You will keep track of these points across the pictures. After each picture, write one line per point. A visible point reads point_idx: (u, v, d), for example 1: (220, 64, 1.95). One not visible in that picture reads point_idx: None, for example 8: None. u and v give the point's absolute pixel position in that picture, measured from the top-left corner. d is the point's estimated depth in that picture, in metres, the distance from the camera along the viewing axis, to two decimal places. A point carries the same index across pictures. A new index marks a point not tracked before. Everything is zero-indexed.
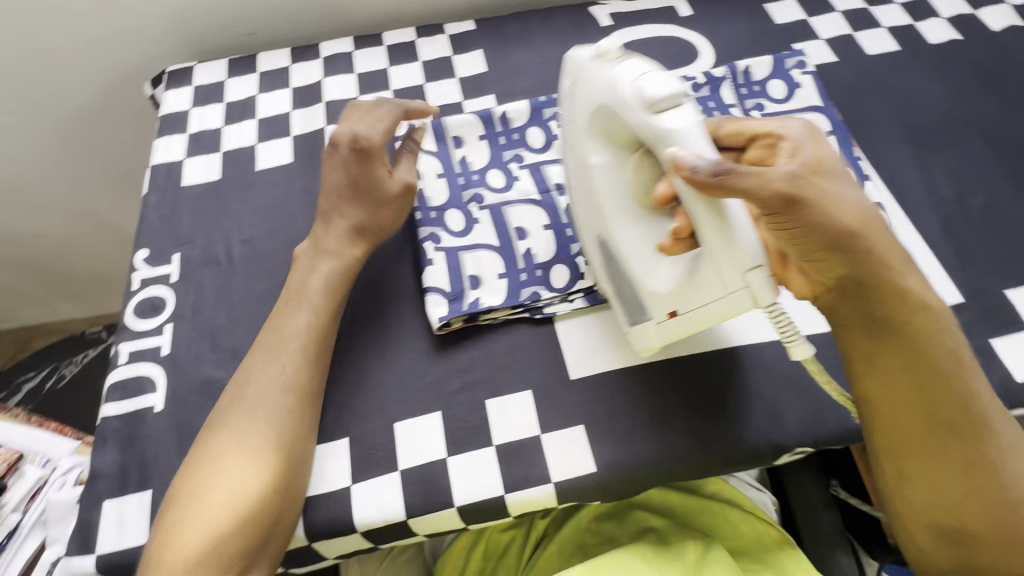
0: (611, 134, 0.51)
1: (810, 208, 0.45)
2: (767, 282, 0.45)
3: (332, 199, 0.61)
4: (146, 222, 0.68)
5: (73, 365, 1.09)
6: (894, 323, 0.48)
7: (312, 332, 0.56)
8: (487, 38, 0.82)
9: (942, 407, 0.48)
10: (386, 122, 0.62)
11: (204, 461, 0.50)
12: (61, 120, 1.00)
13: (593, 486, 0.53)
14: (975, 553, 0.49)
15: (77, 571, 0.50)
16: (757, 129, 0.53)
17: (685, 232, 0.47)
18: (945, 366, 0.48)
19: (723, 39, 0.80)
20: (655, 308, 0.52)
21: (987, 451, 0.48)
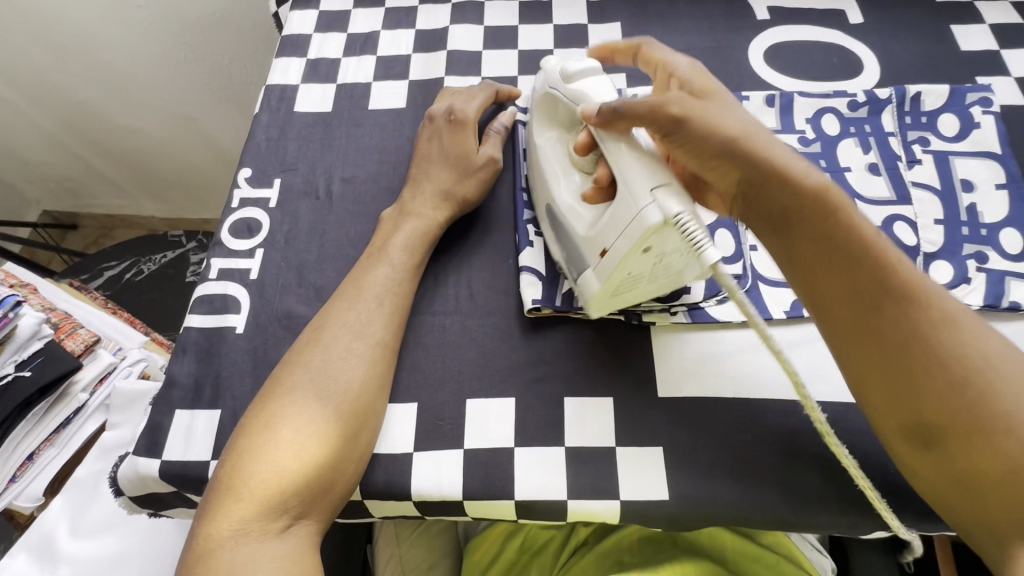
0: (557, 117, 0.59)
1: (693, 124, 0.48)
2: (674, 197, 0.44)
3: (425, 165, 0.62)
4: (253, 141, 0.68)
5: (152, 263, 1.13)
6: (796, 202, 0.46)
7: (392, 284, 0.55)
8: (628, 11, 0.76)
9: (857, 280, 0.44)
10: (481, 100, 0.64)
11: (276, 397, 0.49)
12: (181, 23, 1.01)
13: (661, 514, 0.49)
14: (960, 460, 0.40)
15: (142, 471, 0.51)
16: (659, 59, 0.56)
17: (605, 178, 0.51)
18: (848, 241, 0.45)
19: (893, 58, 0.71)
20: (591, 253, 0.51)
21: (924, 322, 0.42)
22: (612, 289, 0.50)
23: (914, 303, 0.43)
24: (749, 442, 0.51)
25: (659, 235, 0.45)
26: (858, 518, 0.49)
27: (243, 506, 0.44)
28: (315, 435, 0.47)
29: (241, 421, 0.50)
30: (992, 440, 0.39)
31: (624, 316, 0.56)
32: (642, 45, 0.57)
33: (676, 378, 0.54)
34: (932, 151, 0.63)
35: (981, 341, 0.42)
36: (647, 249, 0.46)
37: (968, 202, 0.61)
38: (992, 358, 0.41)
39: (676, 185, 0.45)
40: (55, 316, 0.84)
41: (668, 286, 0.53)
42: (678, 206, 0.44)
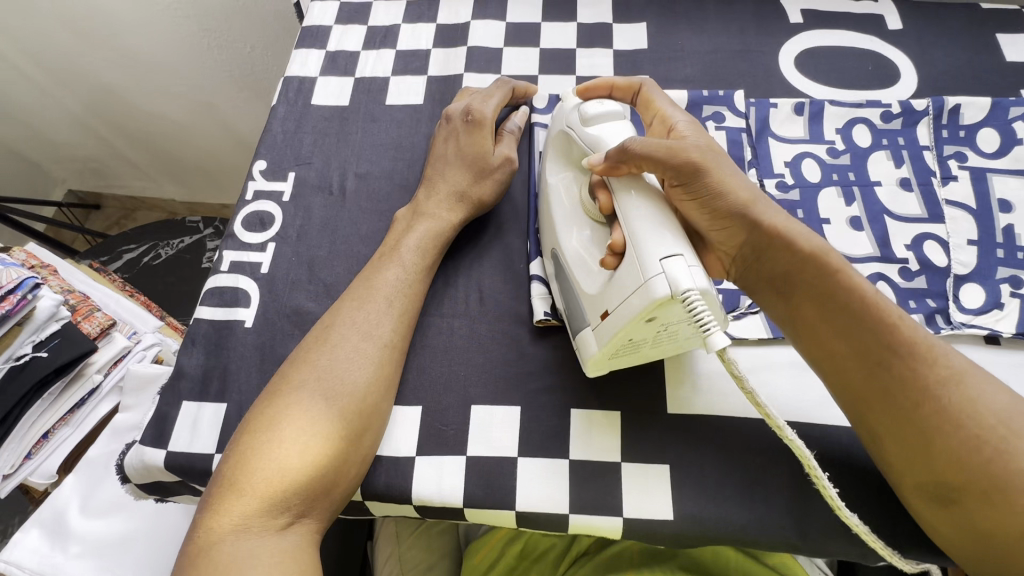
0: (571, 157, 0.57)
1: (705, 184, 0.48)
2: (686, 269, 0.42)
3: (439, 167, 0.60)
4: (270, 133, 0.67)
5: (169, 247, 1.14)
6: (801, 266, 0.47)
7: (403, 286, 0.54)
8: (655, 11, 0.74)
9: (862, 341, 0.44)
10: (498, 100, 0.63)
11: (282, 397, 0.49)
12: (204, 9, 1.00)
13: (664, 533, 0.48)
14: (980, 519, 0.40)
15: (148, 461, 0.52)
16: (658, 108, 0.57)
17: (619, 246, 0.46)
18: (853, 304, 0.45)
19: (932, 67, 0.68)
20: (592, 312, 0.48)
21: (933, 384, 0.42)
22: (611, 352, 0.48)
23: (923, 364, 0.43)
24: (760, 464, 0.50)
25: (666, 308, 0.43)
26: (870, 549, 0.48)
27: (245, 502, 0.44)
28: (321, 434, 0.47)
29: (246, 416, 0.50)
30: (1011, 500, 0.39)
31: None
32: (643, 84, 0.58)
33: (686, 394, 0.53)
34: (969, 167, 0.61)
35: (990, 400, 0.41)
36: (652, 318, 0.44)
37: (1005, 224, 0.58)
38: (1004, 418, 0.41)
39: (690, 256, 0.43)
40: (73, 298, 0.85)
41: (671, 351, 0.50)
42: (690, 281, 0.42)
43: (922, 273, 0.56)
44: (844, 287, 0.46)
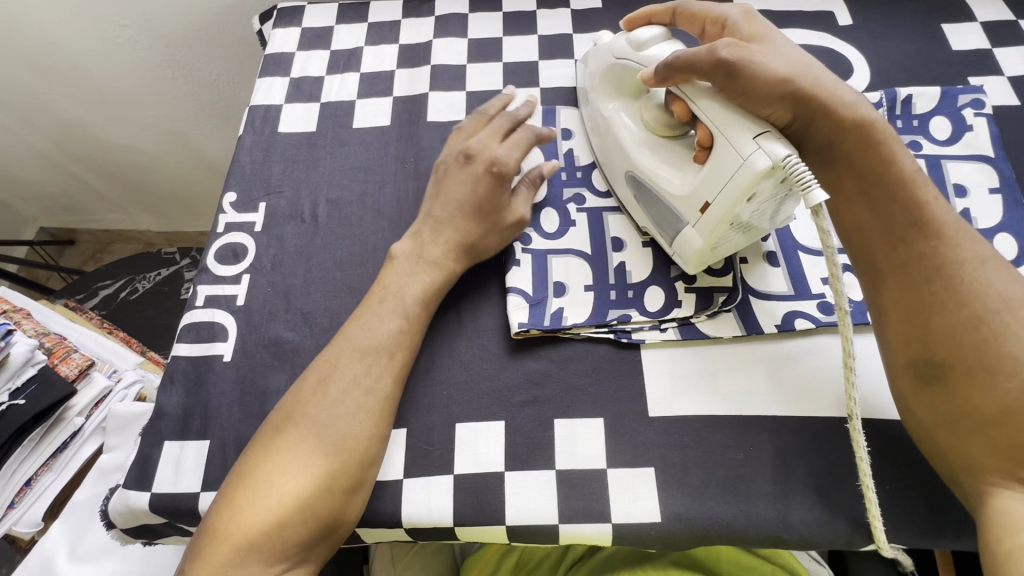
0: (622, 85, 0.60)
1: (744, 73, 0.48)
2: (779, 143, 0.46)
3: (449, 209, 0.59)
4: (238, 163, 0.67)
5: (147, 281, 1.13)
6: (844, 139, 0.50)
7: (402, 335, 0.53)
8: (614, 19, 0.75)
9: (894, 215, 0.49)
10: (523, 149, 0.60)
11: (276, 451, 0.48)
12: (167, 40, 1.00)
13: (653, 536, 0.49)
14: (956, 396, 0.44)
15: (132, 504, 0.51)
16: (704, 13, 0.57)
17: (707, 139, 0.51)
18: (892, 177, 0.49)
19: (883, 60, 0.70)
20: (688, 210, 0.53)
21: (954, 263, 0.47)
22: (714, 243, 0.52)
23: (947, 241, 0.47)
24: (741, 460, 0.51)
25: (768, 180, 0.46)
26: (853, 536, 0.48)
27: (232, 555, 0.45)
28: (317, 487, 0.47)
29: (242, 457, 0.50)
30: (993, 379, 0.43)
31: (614, 334, 0.56)
32: (678, 5, 0.59)
33: (666, 397, 0.53)
34: (924, 155, 0.62)
35: (1003, 288, 0.46)
36: (753, 197, 0.47)
37: (961, 208, 0.59)
38: (1010, 301, 0.45)
39: (775, 131, 0.47)
40: (49, 341, 0.84)
41: (760, 233, 0.55)
42: (785, 149, 0.45)
43: None
44: (886, 160, 0.49)
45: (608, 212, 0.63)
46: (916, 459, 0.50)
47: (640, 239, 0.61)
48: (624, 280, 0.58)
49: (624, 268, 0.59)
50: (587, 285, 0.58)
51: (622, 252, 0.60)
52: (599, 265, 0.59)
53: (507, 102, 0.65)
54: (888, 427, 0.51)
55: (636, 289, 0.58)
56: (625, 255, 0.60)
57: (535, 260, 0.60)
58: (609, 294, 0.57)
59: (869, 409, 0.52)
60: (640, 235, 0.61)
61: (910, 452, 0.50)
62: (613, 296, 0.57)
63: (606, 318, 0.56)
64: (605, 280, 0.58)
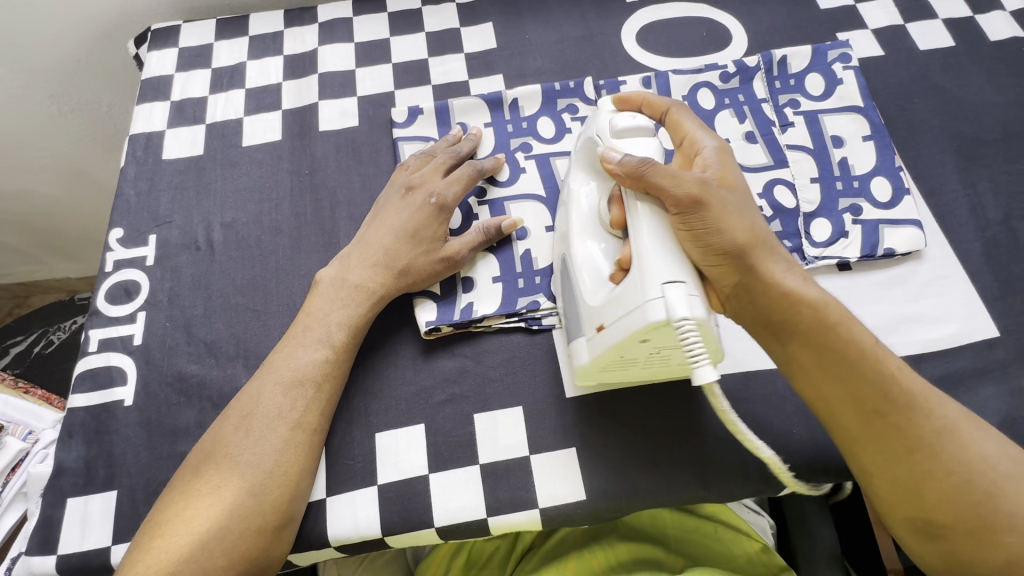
0: (597, 166, 0.55)
1: (704, 217, 0.45)
2: (686, 297, 0.42)
3: (383, 237, 0.56)
4: (122, 197, 0.64)
5: (62, 331, 1.06)
6: (797, 316, 0.46)
7: (323, 363, 0.51)
8: (500, 10, 0.75)
9: (862, 395, 0.45)
10: (465, 186, 0.58)
11: (195, 493, 0.46)
12: (44, 75, 0.94)
13: (581, 514, 0.50)
14: (962, 549, 0.43)
15: (37, 571, 0.48)
16: (688, 129, 0.53)
17: (627, 261, 0.47)
18: (856, 360, 0.45)
19: (759, 24, 0.72)
20: (589, 325, 0.49)
21: (931, 434, 0.44)
22: (601, 366, 0.49)
23: (921, 414, 0.45)
24: (657, 427, 0.52)
25: (660, 330, 0.43)
26: (765, 484, 0.51)
27: None
28: (241, 528, 0.45)
29: (155, 507, 0.47)
30: (992, 535, 0.42)
31: (525, 322, 0.56)
32: (672, 108, 0.54)
33: None
34: (803, 112, 0.65)
35: (984, 450, 0.44)
36: (646, 339, 0.44)
37: (840, 157, 0.63)
38: (994, 463, 0.44)
39: (693, 286, 0.43)
40: None
41: (671, 370, 0.51)
42: (687, 309, 0.42)
43: (777, 217, 0.60)
44: (847, 339, 0.45)
45: (510, 200, 0.62)
46: None
47: (544, 224, 0.60)
48: (531, 267, 0.58)
49: (529, 255, 0.59)
50: (494, 277, 0.58)
51: (526, 240, 0.60)
52: (504, 255, 0.59)
53: (456, 140, 0.63)
54: None
55: (543, 275, 0.58)
56: (530, 242, 0.59)
57: None
58: (517, 283, 0.57)
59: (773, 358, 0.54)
60: (543, 221, 0.61)
61: None
62: (521, 284, 0.57)
63: (515, 307, 0.56)
64: (512, 269, 0.58)
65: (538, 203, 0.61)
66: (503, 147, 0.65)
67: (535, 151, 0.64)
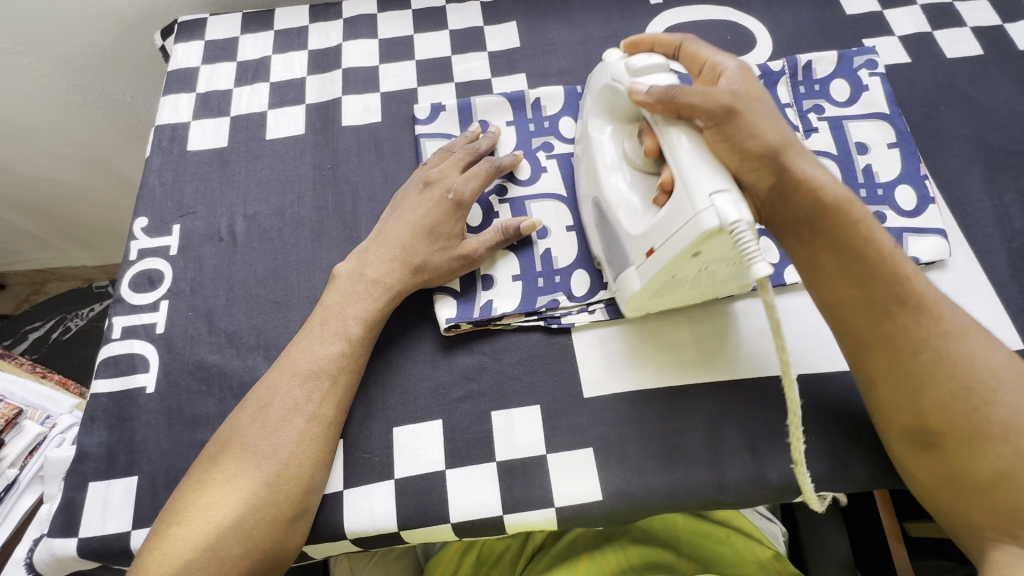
0: (615, 109, 0.57)
1: (737, 128, 0.47)
2: (734, 203, 0.43)
3: (402, 230, 0.56)
4: (147, 187, 0.65)
5: (79, 318, 1.08)
6: (823, 216, 0.48)
7: (340, 357, 0.52)
8: (524, 9, 0.75)
9: (874, 294, 0.47)
10: (483, 182, 0.59)
11: (211, 484, 0.46)
12: (70, 65, 0.96)
13: (596, 514, 0.50)
14: (953, 462, 0.44)
15: (59, 552, 0.49)
16: (706, 56, 0.55)
17: (670, 183, 0.48)
18: (874, 259, 0.47)
19: (784, 29, 0.72)
20: (636, 252, 0.50)
21: (937, 336, 0.45)
22: (653, 290, 0.50)
23: (924, 317, 0.46)
24: (676, 430, 0.52)
25: (714, 240, 0.44)
26: (784, 491, 0.50)
27: None
28: (262, 519, 0.46)
29: (172, 497, 0.48)
30: (986, 446, 0.43)
31: (544, 321, 0.56)
32: (685, 42, 0.57)
33: (599, 375, 0.54)
34: (827, 117, 0.65)
35: (987, 356, 0.45)
36: (697, 253, 0.45)
37: (864, 164, 0.62)
38: (993, 376, 0.44)
39: (737, 192, 0.44)
40: None
41: (715, 290, 0.53)
42: (737, 212, 0.43)
43: None
44: (868, 236, 0.47)
45: (531, 199, 0.62)
46: (839, 411, 0.52)
47: (564, 223, 0.61)
48: (551, 266, 0.58)
49: (549, 254, 0.59)
50: (515, 275, 0.58)
51: (547, 239, 0.60)
52: (525, 253, 0.59)
53: (474, 137, 0.63)
54: (810, 381, 0.53)
55: (563, 275, 0.58)
56: (550, 242, 0.60)
57: None
58: (536, 281, 0.57)
59: (794, 366, 0.54)
60: (564, 220, 0.61)
61: (834, 404, 0.52)
62: (541, 283, 0.57)
63: (535, 305, 0.56)
64: (532, 268, 0.58)
65: (559, 203, 0.62)
66: (525, 146, 0.65)
67: (556, 151, 0.64)
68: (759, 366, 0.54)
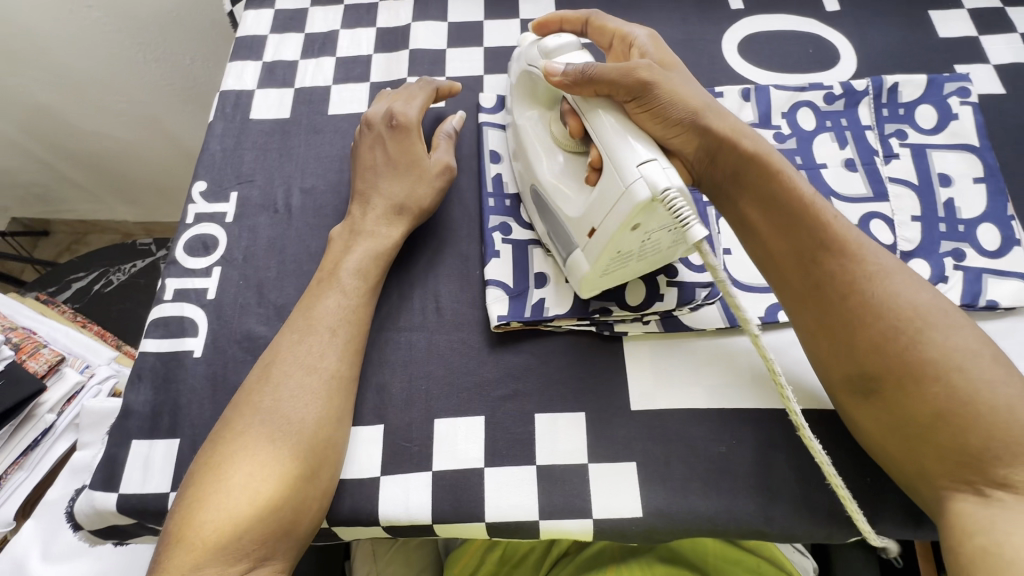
0: (535, 94, 0.57)
1: (657, 96, 0.49)
2: (661, 170, 0.43)
3: (376, 177, 0.58)
4: (208, 151, 0.65)
5: (121, 273, 1.09)
6: (742, 166, 0.50)
7: (346, 311, 0.52)
8: (598, 4, 0.73)
9: (801, 240, 0.48)
10: (422, 102, 0.61)
11: (226, 442, 0.47)
12: (137, 23, 0.97)
13: (635, 531, 0.48)
14: (891, 406, 0.44)
15: (99, 506, 0.50)
16: (615, 28, 0.58)
17: (598, 162, 0.48)
18: (796, 205, 0.49)
19: (871, 46, 0.69)
20: (579, 233, 0.50)
21: (863, 279, 0.46)
22: (602, 268, 0.50)
23: (849, 258, 0.47)
24: (724, 454, 0.50)
25: (648, 211, 0.44)
26: (833, 529, 0.48)
27: (186, 553, 0.43)
28: (279, 473, 0.46)
29: (194, 463, 0.48)
30: (921, 386, 0.42)
31: (596, 327, 0.55)
32: (590, 16, 0.59)
33: (649, 390, 0.53)
34: (910, 144, 0.62)
35: (913, 294, 0.45)
36: (636, 226, 0.45)
37: (946, 197, 0.59)
38: (920, 308, 0.45)
39: (665, 160, 0.44)
40: (16, 336, 0.82)
41: (661, 257, 0.52)
42: (667, 180, 0.43)
43: None
44: (781, 182, 0.49)
45: None
46: None
47: None
48: None
49: None
50: (569, 277, 0.57)
51: None
52: None
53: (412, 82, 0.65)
54: None
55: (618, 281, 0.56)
56: None
57: (515, 250, 0.58)
58: None
59: None
60: None
61: None
62: None
63: (588, 310, 0.54)
64: None
65: None
66: None
67: None
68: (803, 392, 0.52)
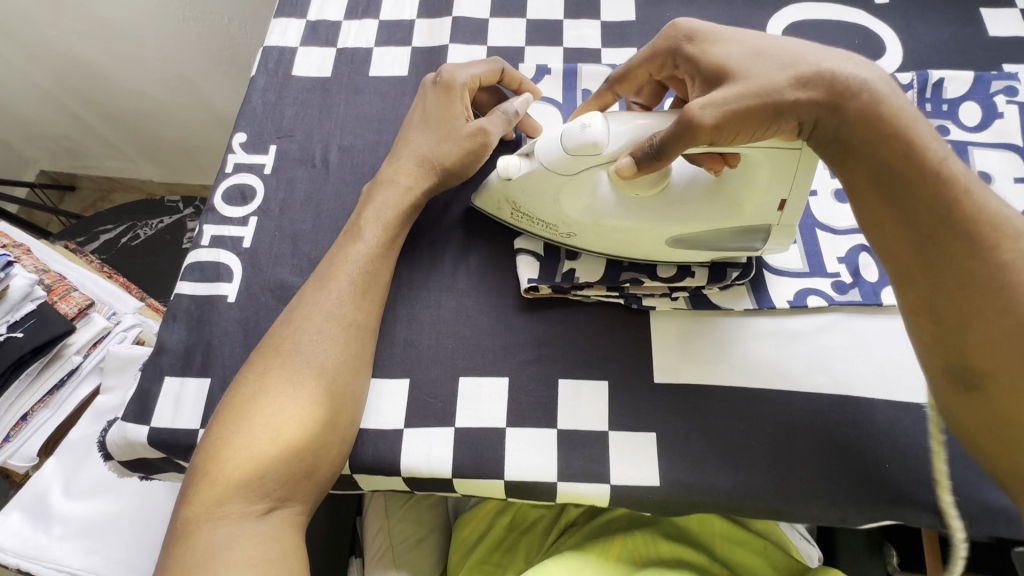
0: (578, 186, 0.52)
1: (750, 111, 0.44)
2: None
3: (410, 131, 0.58)
4: (249, 104, 0.66)
5: (148, 228, 1.11)
6: (858, 136, 0.44)
7: (367, 261, 0.53)
8: None
9: (922, 214, 0.43)
10: (478, 71, 0.59)
11: (248, 386, 0.48)
12: None
13: (650, 500, 0.49)
14: (996, 406, 0.41)
15: (130, 437, 0.51)
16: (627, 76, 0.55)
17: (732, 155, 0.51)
18: (924, 177, 0.43)
19: (918, 41, 0.68)
20: (766, 215, 0.51)
21: (988, 262, 0.41)
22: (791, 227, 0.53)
23: (975, 243, 0.41)
24: (743, 431, 0.51)
25: None
26: (850, 511, 0.48)
27: (213, 491, 0.44)
28: (300, 418, 0.47)
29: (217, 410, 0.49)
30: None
31: (624, 300, 0.55)
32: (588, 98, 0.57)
33: (672, 364, 0.53)
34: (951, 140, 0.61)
35: None
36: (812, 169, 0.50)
37: None
38: None
39: None
40: (48, 278, 0.83)
41: None
42: None
43: None
44: (906, 150, 0.43)
45: None
46: (921, 443, 0.50)
47: None
48: None
49: None
50: None
51: None
52: None
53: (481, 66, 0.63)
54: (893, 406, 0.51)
55: None
56: None
57: None
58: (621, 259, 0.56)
59: (879, 389, 0.52)
60: None
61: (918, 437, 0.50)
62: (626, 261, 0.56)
63: (619, 280, 0.55)
64: None
65: None
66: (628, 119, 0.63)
67: None
68: (828, 376, 0.52)
